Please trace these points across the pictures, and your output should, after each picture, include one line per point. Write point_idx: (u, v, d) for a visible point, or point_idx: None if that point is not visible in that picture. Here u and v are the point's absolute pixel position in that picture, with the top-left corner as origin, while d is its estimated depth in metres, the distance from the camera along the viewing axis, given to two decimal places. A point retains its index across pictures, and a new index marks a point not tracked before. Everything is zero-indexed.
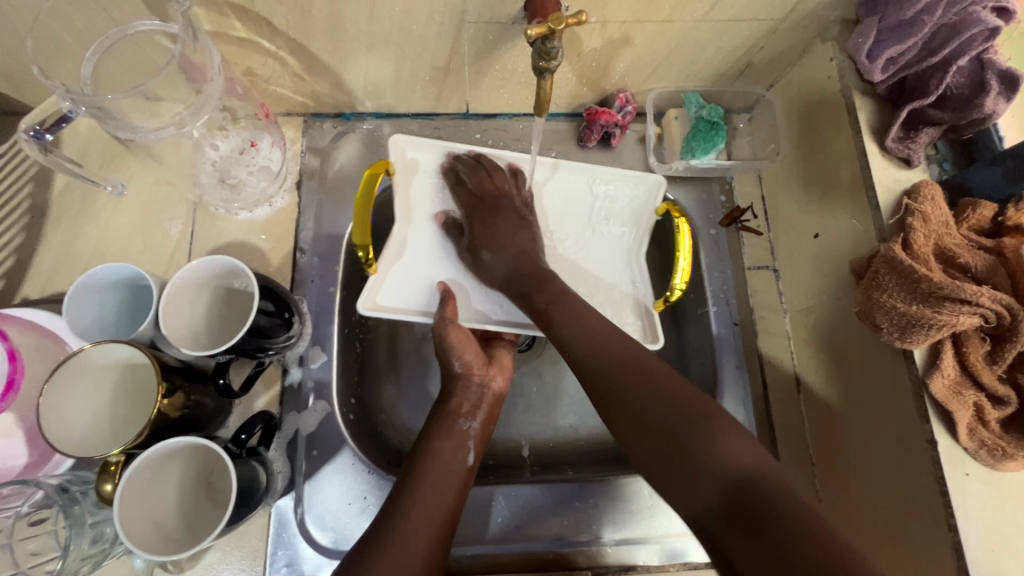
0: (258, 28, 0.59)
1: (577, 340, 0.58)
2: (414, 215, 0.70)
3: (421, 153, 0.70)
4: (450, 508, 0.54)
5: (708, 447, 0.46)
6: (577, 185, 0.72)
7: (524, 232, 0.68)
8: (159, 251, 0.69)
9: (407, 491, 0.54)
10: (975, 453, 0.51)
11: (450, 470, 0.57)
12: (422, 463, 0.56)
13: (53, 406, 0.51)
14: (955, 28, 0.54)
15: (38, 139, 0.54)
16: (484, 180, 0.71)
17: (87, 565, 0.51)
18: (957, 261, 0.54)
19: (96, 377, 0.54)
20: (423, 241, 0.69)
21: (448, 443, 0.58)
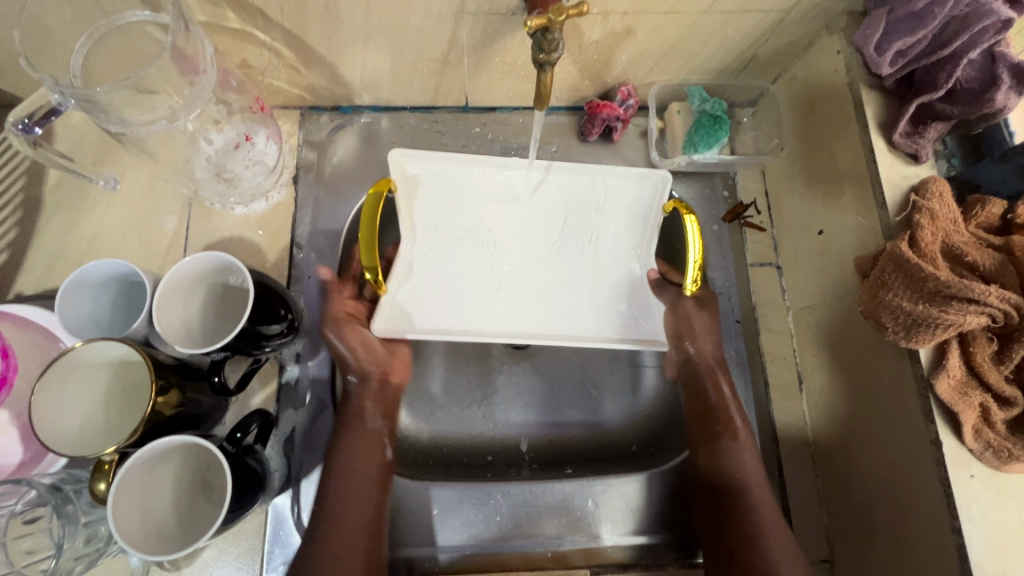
0: (252, 19, 0.58)
1: (736, 467, 0.61)
2: (418, 228, 0.68)
3: (421, 166, 0.68)
4: (374, 512, 0.58)
5: None
6: (574, 188, 0.71)
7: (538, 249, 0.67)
8: (155, 246, 0.68)
9: (329, 514, 0.56)
10: (980, 454, 0.50)
11: (367, 476, 0.59)
12: (340, 476, 0.58)
13: (45, 410, 0.50)
14: (965, 20, 0.53)
15: (27, 133, 0.52)
16: (490, 193, 0.70)
17: (81, 565, 0.50)
18: (965, 259, 0.53)
19: (89, 378, 0.53)
20: (425, 257, 0.68)
21: (360, 443, 0.60)
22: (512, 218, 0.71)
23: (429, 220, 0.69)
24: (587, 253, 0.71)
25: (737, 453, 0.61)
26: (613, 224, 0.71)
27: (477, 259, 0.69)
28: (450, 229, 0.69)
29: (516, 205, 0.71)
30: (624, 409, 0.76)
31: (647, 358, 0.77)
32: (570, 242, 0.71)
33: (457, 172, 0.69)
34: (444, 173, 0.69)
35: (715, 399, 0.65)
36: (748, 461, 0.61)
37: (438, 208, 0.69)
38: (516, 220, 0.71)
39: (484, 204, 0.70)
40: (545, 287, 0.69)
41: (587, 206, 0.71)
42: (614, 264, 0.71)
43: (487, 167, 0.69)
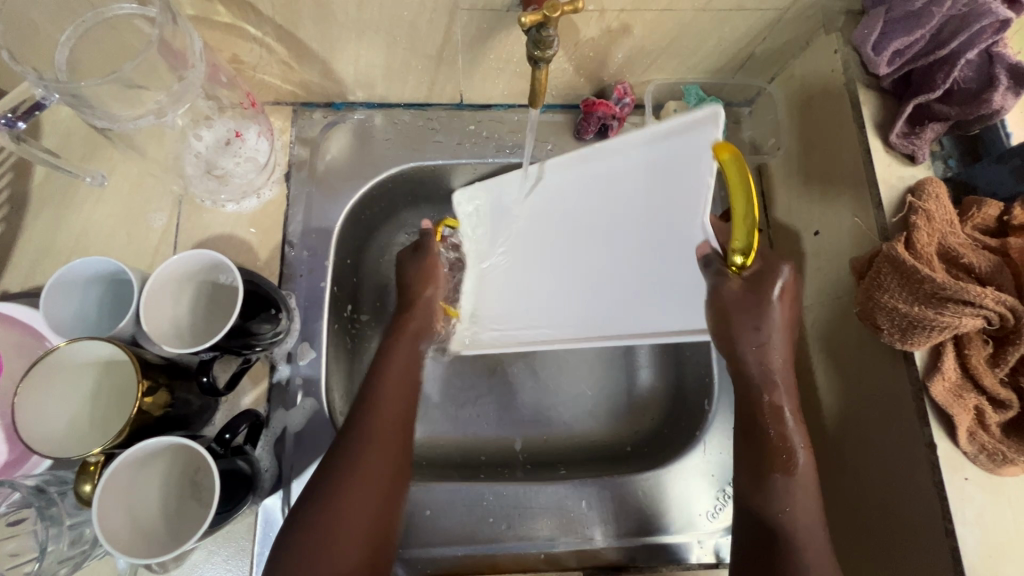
0: (242, 13, 0.57)
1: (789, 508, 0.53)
2: (486, 254, 0.73)
3: (472, 197, 0.71)
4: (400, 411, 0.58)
5: None
6: (582, 178, 0.64)
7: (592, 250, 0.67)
8: (145, 243, 0.67)
9: (366, 407, 0.57)
10: (974, 457, 0.50)
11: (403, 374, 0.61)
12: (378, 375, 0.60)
13: (36, 416, 0.50)
14: (964, 20, 0.53)
15: (10, 127, 0.51)
16: (529, 201, 0.70)
17: (65, 569, 0.50)
18: (961, 261, 0.52)
19: (76, 378, 0.52)
20: (493, 283, 0.73)
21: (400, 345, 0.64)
22: (559, 219, 0.69)
23: (495, 233, 0.73)
24: (615, 238, 0.66)
25: (789, 490, 0.53)
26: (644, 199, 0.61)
27: (539, 273, 0.71)
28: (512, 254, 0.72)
29: (565, 205, 0.67)
30: (619, 411, 0.76)
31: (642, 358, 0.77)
32: (597, 231, 0.67)
33: (508, 192, 0.70)
34: (492, 201, 0.72)
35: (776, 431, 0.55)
36: (805, 497, 0.54)
37: (499, 230, 0.73)
38: (568, 223, 0.68)
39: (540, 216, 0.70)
40: (591, 285, 0.68)
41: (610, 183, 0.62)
42: (670, 243, 0.61)
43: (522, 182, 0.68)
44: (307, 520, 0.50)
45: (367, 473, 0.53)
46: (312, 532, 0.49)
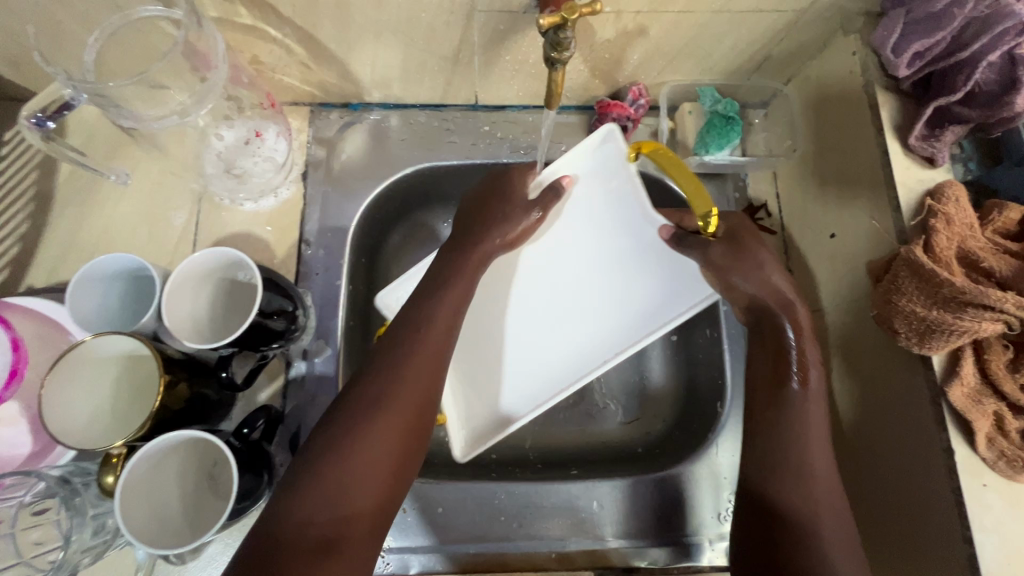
0: (264, 15, 0.58)
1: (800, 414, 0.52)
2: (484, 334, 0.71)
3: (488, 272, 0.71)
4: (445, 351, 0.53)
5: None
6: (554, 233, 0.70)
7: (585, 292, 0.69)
8: (164, 241, 0.68)
9: (413, 335, 0.52)
10: (993, 464, 0.49)
11: (455, 308, 0.56)
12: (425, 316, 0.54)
13: (61, 414, 0.51)
14: (987, 21, 0.52)
15: (40, 127, 0.53)
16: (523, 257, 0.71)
17: (88, 557, 0.51)
18: (981, 265, 0.52)
19: (90, 369, 0.53)
20: (468, 391, 0.69)
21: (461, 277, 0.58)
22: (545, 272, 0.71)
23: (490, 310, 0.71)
24: (591, 274, 0.70)
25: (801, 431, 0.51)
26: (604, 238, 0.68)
27: (533, 339, 0.70)
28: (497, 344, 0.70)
29: (540, 269, 0.71)
30: (629, 412, 0.76)
31: (655, 361, 0.78)
32: (555, 284, 0.71)
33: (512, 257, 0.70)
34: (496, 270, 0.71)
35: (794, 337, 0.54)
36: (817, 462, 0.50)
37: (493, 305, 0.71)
38: (554, 279, 0.71)
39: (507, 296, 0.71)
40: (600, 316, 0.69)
41: (570, 235, 0.69)
42: (612, 280, 0.69)
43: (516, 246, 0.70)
44: (325, 456, 0.44)
45: (397, 408, 0.48)
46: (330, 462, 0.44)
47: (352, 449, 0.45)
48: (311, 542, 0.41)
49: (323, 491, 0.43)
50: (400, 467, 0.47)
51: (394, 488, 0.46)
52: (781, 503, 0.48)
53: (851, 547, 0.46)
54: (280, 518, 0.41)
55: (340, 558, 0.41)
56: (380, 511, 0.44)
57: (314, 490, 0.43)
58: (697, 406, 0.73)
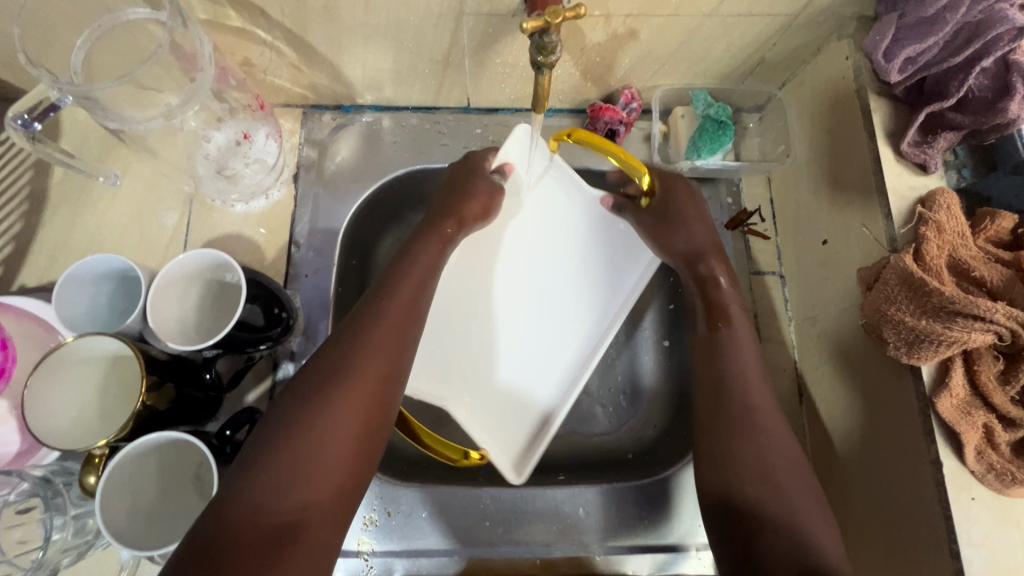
0: (253, 18, 0.58)
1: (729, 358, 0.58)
2: (477, 370, 0.70)
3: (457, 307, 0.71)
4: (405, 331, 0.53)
5: (815, 546, 0.45)
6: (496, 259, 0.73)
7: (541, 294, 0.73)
8: (156, 241, 0.69)
9: (371, 317, 0.52)
10: (982, 477, 0.49)
11: (416, 290, 0.56)
12: (386, 298, 0.54)
13: (44, 412, 0.52)
14: (978, 28, 0.51)
15: (27, 129, 0.53)
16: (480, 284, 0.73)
17: (68, 556, 0.52)
18: (972, 274, 0.51)
19: (65, 368, 0.53)
20: (480, 416, 0.68)
21: (424, 260, 0.59)
22: (503, 294, 0.73)
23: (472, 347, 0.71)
24: (541, 277, 0.74)
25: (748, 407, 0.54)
26: (539, 238, 0.74)
27: (518, 343, 0.72)
28: (479, 365, 0.70)
29: (502, 278, 0.73)
30: (619, 418, 0.75)
31: (647, 366, 0.77)
32: (511, 303, 0.73)
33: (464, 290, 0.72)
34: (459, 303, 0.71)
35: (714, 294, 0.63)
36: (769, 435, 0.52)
37: (470, 341, 0.71)
38: (518, 282, 0.73)
39: (470, 317, 0.72)
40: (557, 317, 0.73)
41: (523, 229, 0.74)
42: (560, 274, 0.74)
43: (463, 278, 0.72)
44: (280, 443, 0.43)
45: (358, 390, 0.47)
46: (284, 449, 0.43)
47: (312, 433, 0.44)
48: (263, 533, 0.39)
49: (277, 477, 0.42)
50: (362, 447, 0.46)
51: (354, 472, 0.45)
52: (726, 468, 0.51)
53: (808, 506, 0.48)
54: (228, 508, 0.40)
55: (296, 548, 0.40)
56: (338, 500, 0.44)
57: (268, 476, 0.42)
58: (687, 413, 0.73)
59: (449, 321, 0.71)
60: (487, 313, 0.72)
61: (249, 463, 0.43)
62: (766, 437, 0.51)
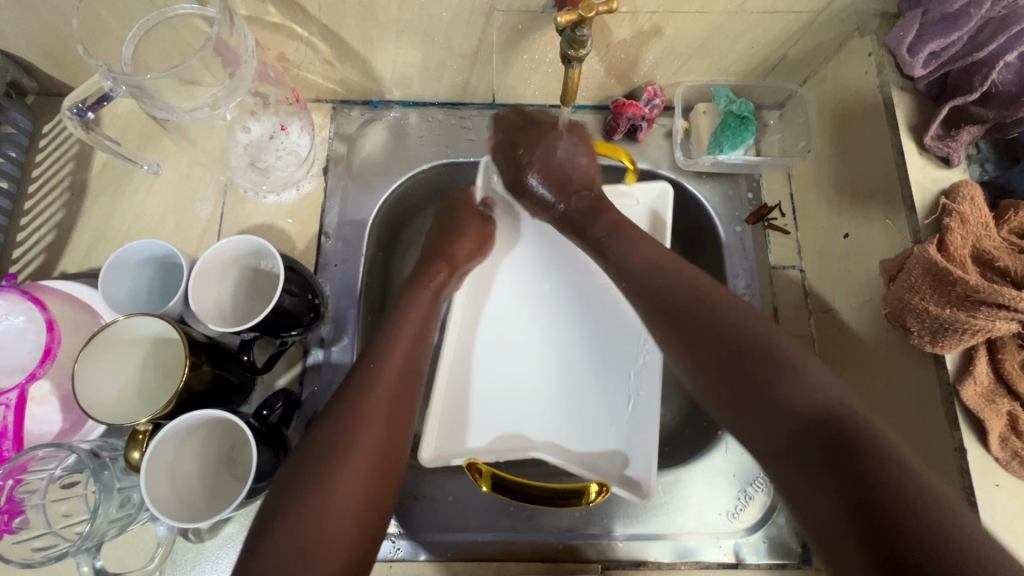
0: (291, 14, 0.60)
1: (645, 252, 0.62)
2: (528, 427, 0.70)
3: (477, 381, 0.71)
4: (400, 393, 0.53)
5: (800, 386, 0.47)
6: (486, 343, 0.74)
7: (549, 357, 0.74)
8: (190, 230, 0.71)
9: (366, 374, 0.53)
10: (1007, 464, 0.49)
11: (411, 346, 0.58)
12: (377, 360, 0.54)
13: (91, 391, 0.53)
14: (1003, 22, 0.52)
15: (80, 117, 0.56)
16: (488, 365, 0.72)
17: (114, 528, 0.52)
18: (996, 264, 0.51)
19: (109, 349, 0.54)
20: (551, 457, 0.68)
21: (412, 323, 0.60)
22: (509, 370, 0.73)
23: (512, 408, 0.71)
24: (535, 341, 0.74)
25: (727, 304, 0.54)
26: (514, 308, 0.76)
27: (554, 393, 0.72)
28: (537, 406, 0.71)
29: (524, 322, 0.75)
30: None
31: None
32: (510, 380, 0.72)
33: (478, 362, 0.72)
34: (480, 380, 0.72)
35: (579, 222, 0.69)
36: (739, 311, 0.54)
37: (499, 414, 0.70)
38: (512, 356, 0.73)
39: (502, 371, 0.72)
40: (562, 372, 0.73)
41: (507, 293, 0.76)
42: (547, 329, 0.75)
43: (474, 352, 0.73)
44: (287, 514, 0.44)
45: (365, 445, 0.48)
46: (289, 519, 0.43)
47: (314, 514, 0.43)
48: None
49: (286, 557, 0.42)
50: (370, 504, 0.47)
51: (362, 529, 0.46)
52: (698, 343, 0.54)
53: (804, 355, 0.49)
54: None
55: None
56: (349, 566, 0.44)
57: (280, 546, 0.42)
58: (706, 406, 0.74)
59: (474, 388, 0.71)
60: (519, 363, 0.73)
61: (257, 544, 0.43)
62: (734, 312, 0.54)
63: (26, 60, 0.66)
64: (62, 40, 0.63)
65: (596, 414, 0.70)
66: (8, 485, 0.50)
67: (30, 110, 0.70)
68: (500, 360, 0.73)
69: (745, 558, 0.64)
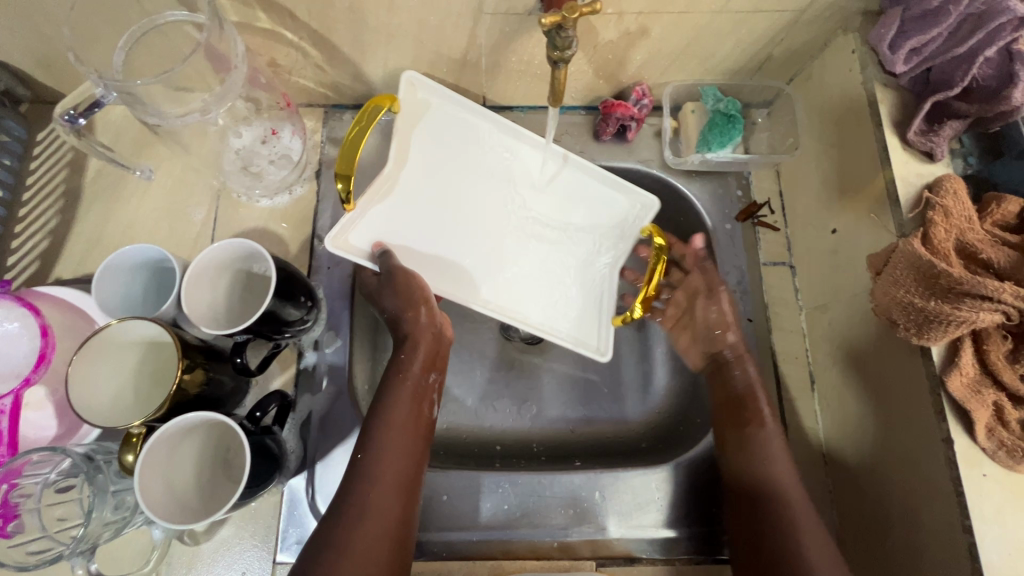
0: (282, 20, 0.61)
1: (768, 462, 0.58)
2: (583, 270, 0.73)
3: (538, 303, 0.70)
4: (409, 464, 0.55)
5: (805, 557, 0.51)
6: (511, 274, 0.71)
7: (551, 223, 0.72)
8: (184, 235, 0.71)
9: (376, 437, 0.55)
10: (993, 454, 0.50)
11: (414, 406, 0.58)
12: (382, 428, 0.55)
13: (85, 392, 0.53)
14: (982, 18, 0.53)
15: (72, 124, 0.56)
16: (529, 275, 0.71)
17: (109, 531, 0.52)
18: (979, 257, 0.52)
19: (103, 355, 0.55)
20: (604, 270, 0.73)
21: (402, 413, 0.57)
22: (539, 257, 0.72)
23: (560, 271, 0.72)
24: (512, 226, 0.72)
25: (766, 438, 0.59)
26: (488, 242, 0.71)
27: (563, 238, 0.73)
28: (581, 275, 0.72)
29: (504, 250, 0.71)
30: (634, 409, 0.76)
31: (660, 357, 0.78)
32: (535, 268, 0.72)
33: (525, 291, 0.71)
34: (543, 300, 0.71)
35: (741, 382, 0.64)
36: (782, 467, 0.57)
37: (569, 283, 0.72)
38: (524, 258, 0.72)
39: (535, 288, 0.71)
40: (535, 221, 0.72)
41: (472, 223, 0.70)
42: (508, 210, 0.72)
43: (506, 281, 0.71)
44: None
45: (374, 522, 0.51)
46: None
47: None
48: None
49: None
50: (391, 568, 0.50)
51: None
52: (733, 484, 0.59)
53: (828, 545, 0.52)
54: None
55: None
56: None
57: None
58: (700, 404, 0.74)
59: (533, 304, 0.70)
60: (540, 279, 0.71)
61: None
62: (767, 461, 0.58)
63: (20, 69, 0.66)
64: (55, 48, 0.63)
65: (607, 231, 0.73)
66: (3, 489, 0.51)
67: (23, 118, 0.71)
68: (530, 272, 0.71)
69: None
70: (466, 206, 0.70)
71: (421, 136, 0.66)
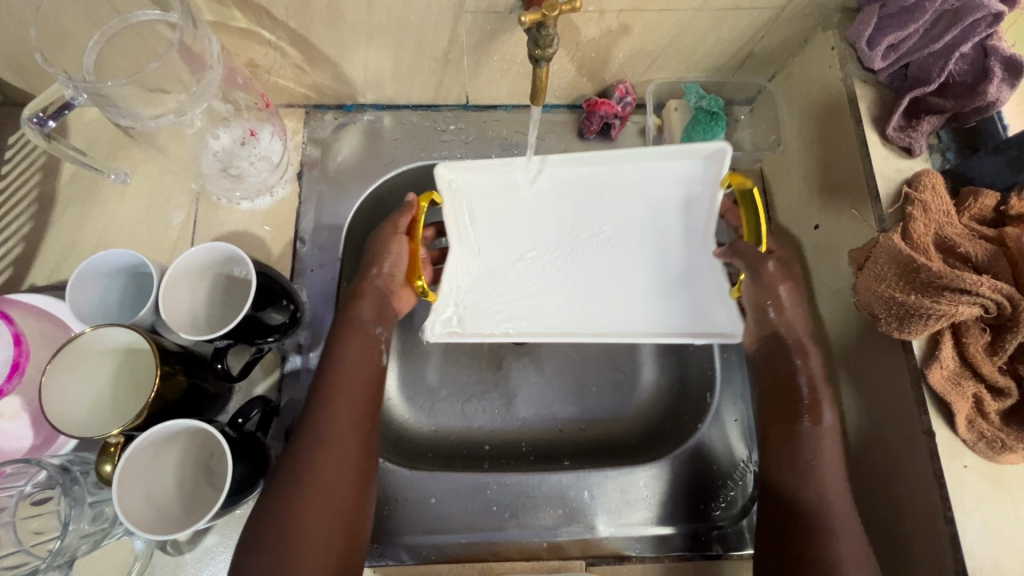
0: (258, 19, 0.60)
1: (819, 467, 0.55)
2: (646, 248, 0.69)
3: (624, 297, 0.68)
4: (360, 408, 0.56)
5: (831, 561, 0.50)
6: (585, 293, 0.68)
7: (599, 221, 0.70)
8: (163, 240, 0.70)
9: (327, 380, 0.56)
10: (973, 445, 0.51)
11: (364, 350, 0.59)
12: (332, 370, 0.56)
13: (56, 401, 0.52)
14: (956, 15, 0.54)
15: (41, 126, 0.55)
16: (596, 278, 0.69)
17: (87, 544, 0.51)
18: (958, 251, 0.53)
19: (75, 363, 0.53)
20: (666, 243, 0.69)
21: (349, 365, 0.57)
22: (602, 254, 0.70)
23: (629, 257, 0.69)
24: (563, 252, 0.70)
25: (820, 435, 0.57)
26: (562, 286, 0.69)
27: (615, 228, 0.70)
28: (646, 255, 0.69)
29: (577, 280, 0.69)
30: (623, 407, 0.76)
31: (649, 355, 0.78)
32: (603, 263, 0.69)
33: (607, 293, 0.68)
34: (629, 291, 0.68)
35: (803, 376, 0.60)
36: (827, 473, 0.55)
37: (645, 268, 0.69)
38: (592, 265, 0.69)
39: (611, 290, 0.68)
40: (576, 233, 0.70)
41: (538, 267, 0.69)
42: (560, 242, 0.70)
43: (584, 295, 0.68)
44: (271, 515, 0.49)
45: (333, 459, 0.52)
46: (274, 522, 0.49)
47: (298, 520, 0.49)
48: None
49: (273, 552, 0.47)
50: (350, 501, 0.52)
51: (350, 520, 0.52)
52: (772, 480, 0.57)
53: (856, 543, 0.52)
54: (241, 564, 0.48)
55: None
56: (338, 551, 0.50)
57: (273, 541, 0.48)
58: (689, 401, 0.74)
59: (616, 300, 0.68)
60: (608, 280, 0.69)
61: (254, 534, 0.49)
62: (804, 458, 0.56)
63: None
64: (24, 49, 0.62)
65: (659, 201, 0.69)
66: None
67: None
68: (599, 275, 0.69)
69: (732, 549, 0.65)
70: (528, 255, 0.69)
71: (465, 214, 0.68)
